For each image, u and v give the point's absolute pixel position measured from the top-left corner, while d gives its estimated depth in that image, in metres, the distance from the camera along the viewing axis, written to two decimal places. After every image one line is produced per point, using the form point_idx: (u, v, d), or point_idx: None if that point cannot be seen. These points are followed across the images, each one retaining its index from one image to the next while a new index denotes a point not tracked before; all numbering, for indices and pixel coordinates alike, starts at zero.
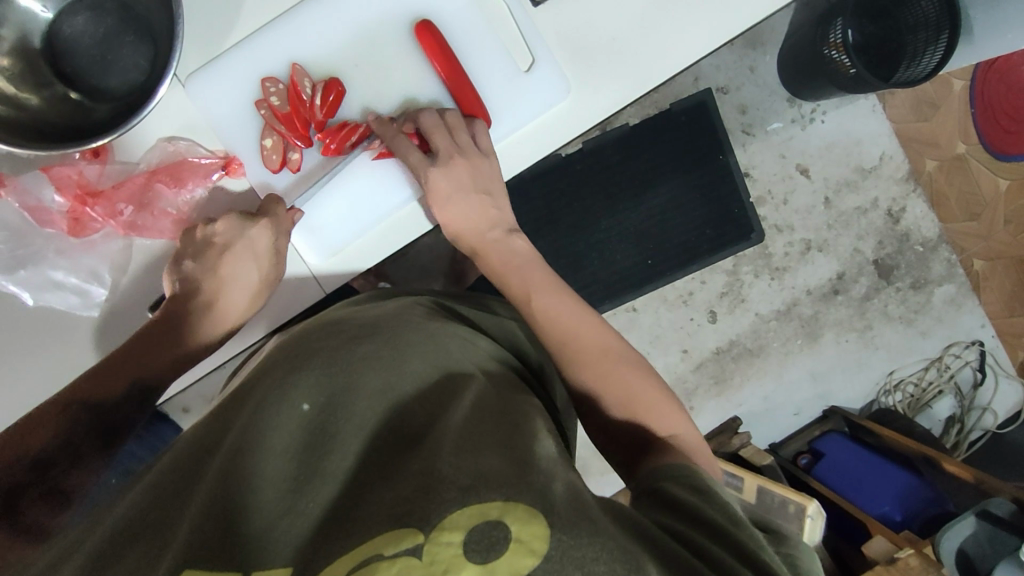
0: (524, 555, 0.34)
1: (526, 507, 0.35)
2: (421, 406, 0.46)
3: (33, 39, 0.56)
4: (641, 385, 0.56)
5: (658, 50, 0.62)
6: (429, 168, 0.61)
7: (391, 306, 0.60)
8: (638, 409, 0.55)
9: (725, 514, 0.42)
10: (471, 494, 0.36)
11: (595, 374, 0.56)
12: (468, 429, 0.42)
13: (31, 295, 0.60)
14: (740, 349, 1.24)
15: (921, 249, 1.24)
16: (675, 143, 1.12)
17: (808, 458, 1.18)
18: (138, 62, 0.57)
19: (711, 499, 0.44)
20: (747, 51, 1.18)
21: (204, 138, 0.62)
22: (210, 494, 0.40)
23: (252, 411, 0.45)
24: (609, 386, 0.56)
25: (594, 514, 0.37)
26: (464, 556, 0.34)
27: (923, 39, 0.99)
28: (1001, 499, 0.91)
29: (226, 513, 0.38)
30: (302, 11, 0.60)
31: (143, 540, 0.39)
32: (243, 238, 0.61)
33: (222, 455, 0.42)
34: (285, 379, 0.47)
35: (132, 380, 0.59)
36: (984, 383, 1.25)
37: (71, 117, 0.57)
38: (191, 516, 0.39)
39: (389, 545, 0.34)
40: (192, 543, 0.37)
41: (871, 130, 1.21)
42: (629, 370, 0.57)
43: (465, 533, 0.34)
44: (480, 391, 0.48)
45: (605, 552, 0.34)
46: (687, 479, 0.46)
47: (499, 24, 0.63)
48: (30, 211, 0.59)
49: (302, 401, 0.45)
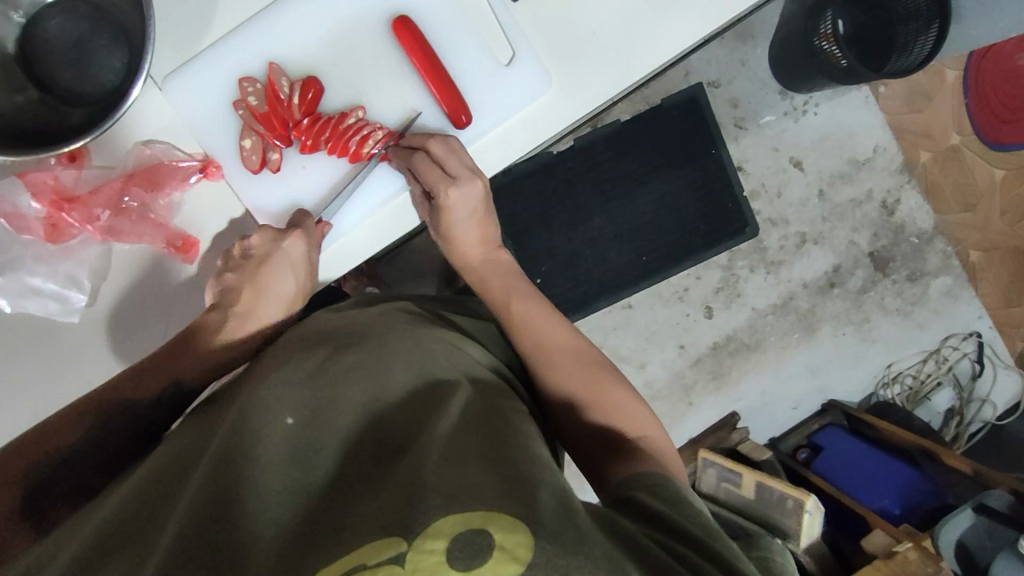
0: (507, 563, 0.33)
1: (509, 515, 0.35)
2: (407, 413, 0.45)
3: (7, 44, 0.55)
4: (618, 394, 0.56)
5: (638, 45, 0.61)
6: (451, 185, 0.58)
7: (374, 313, 0.59)
8: (612, 414, 0.54)
9: (700, 524, 0.42)
10: (455, 502, 0.35)
11: (571, 378, 0.56)
12: (453, 437, 0.41)
13: (10, 301, 0.59)
14: (737, 343, 1.23)
15: (916, 240, 1.23)
16: (667, 136, 1.12)
17: (808, 452, 1.18)
18: (113, 65, 0.56)
19: (684, 507, 0.43)
20: (738, 44, 1.17)
21: (182, 141, 0.61)
22: (191, 506, 0.38)
23: (232, 420, 0.44)
24: (585, 389, 0.56)
25: (581, 520, 0.36)
26: (447, 564, 0.33)
27: (913, 29, 0.98)
28: (1000, 491, 0.90)
29: (206, 523, 0.37)
30: (278, 8, 0.59)
31: (125, 549, 0.38)
32: (279, 251, 0.60)
33: (204, 464, 0.41)
34: (267, 387, 0.46)
35: (165, 390, 0.56)
36: (983, 375, 1.24)
37: (44, 120, 0.56)
38: (170, 526, 0.38)
39: (372, 555, 0.33)
40: (173, 556, 0.36)
41: (864, 122, 1.21)
42: (606, 377, 0.57)
43: (449, 541, 0.33)
44: (467, 396, 0.47)
45: (590, 560, 0.34)
46: (661, 488, 0.45)
47: (479, 17, 0.62)
48: (7, 218, 0.58)
49: (285, 412, 0.44)
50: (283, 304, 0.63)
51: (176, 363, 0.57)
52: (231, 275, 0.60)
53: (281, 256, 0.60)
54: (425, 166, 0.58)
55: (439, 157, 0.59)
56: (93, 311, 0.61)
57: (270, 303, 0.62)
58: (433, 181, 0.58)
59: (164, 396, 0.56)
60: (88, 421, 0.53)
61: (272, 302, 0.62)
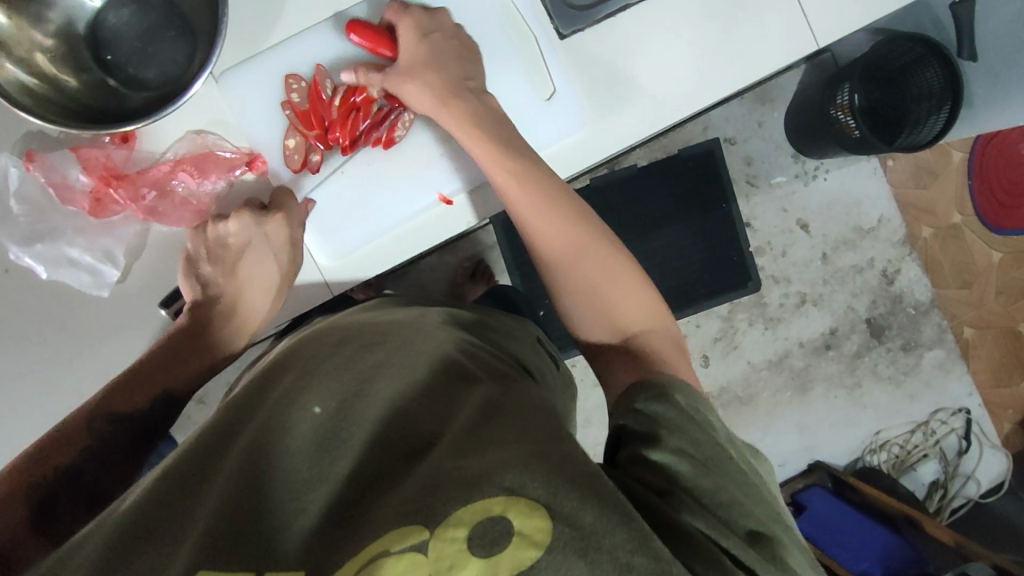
0: (526, 547, 0.35)
1: (528, 501, 0.36)
2: (430, 408, 0.47)
3: (78, 26, 0.58)
4: (623, 281, 0.59)
5: (670, 95, 0.65)
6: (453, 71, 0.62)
7: (411, 312, 0.62)
8: (615, 308, 0.58)
9: (697, 455, 0.44)
10: (474, 488, 0.37)
11: (581, 265, 0.59)
12: (476, 432, 0.43)
13: (46, 269, 0.61)
14: (730, 395, 1.25)
15: (913, 311, 1.26)
16: (681, 187, 1.15)
17: (790, 509, 1.17)
18: (177, 59, 0.59)
19: (697, 438, 0.45)
20: (757, 105, 1.22)
21: (232, 135, 0.63)
22: (227, 490, 0.41)
23: (264, 410, 0.47)
24: (593, 281, 0.59)
25: (602, 486, 0.38)
26: (467, 551, 0.35)
27: (926, 108, 1.04)
28: (980, 564, 0.93)
29: (239, 513, 0.39)
30: (343, 18, 0.62)
31: (158, 529, 0.40)
32: (259, 234, 0.62)
33: (235, 453, 0.43)
34: (296, 386, 0.48)
35: (156, 395, 0.61)
36: (969, 451, 1.25)
37: (105, 101, 0.58)
38: (204, 510, 0.40)
39: (395, 542, 0.36)
40: (209, 540, 0.38)
41: (870, 192, 1.24)
42: (610, 257, 0.59)
43: (469, 529, 0.36)
44: (488, 392, 0.48)
45: (607, 538, 0.36)
46: (660, 415, 0.47)
47: (526, 51, 0.64)
48: (55, 187, 0.60)
49: (314, 405, 0.46)
50: (267, 294, 0.65)
51: (162, 372, 0.61)
52: (206, 267, 0.64)
53: (261, 239, 0.62)
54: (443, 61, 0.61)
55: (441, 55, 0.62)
56: (124, 287, 0.63)
57: (252, 290, 0.65)
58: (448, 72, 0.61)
59: (155, 401, 0.61)
60: (91, 430, 0.57)
61: (257, 288, 0.65)
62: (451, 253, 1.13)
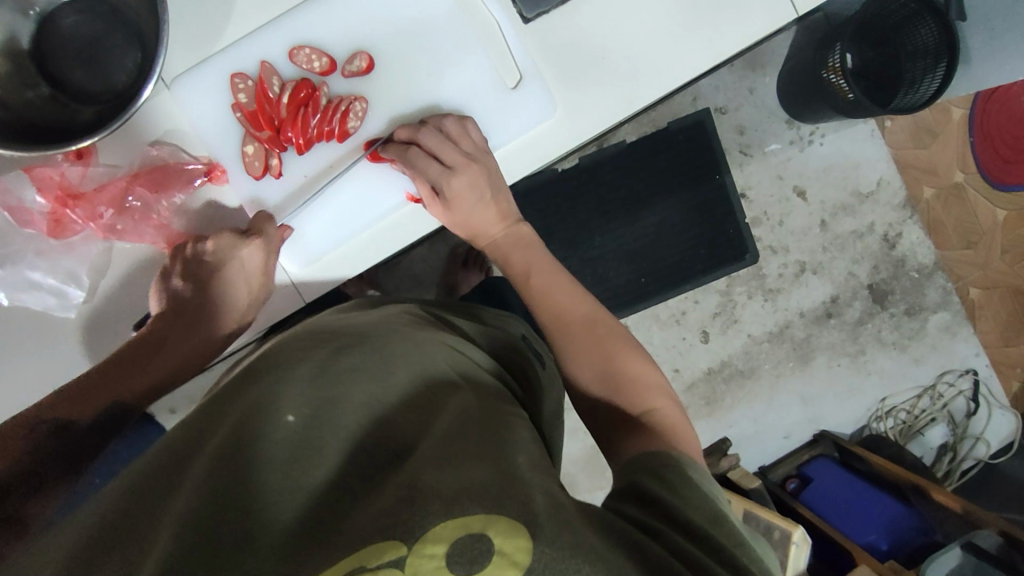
0: (506, 568, 0.33)
1: (511, 521, 0.34)
2: (404, 419, 0.44)
3: (21, 41, 0.56)
4: (633, 362, 0.57)
5: (645, 76, 0.62)
6: (449, 175, 0.61)
7: (378, 314, 0.60)
8: (624, 385, 0.56)
9: (704, 511, 0.42)
10: (456, 505, 0.34)
11: (588, 351, 0.58)
12: (451, 442, 0.40)
13: (7, 293, 0.60)
14: (731, 369, 1.23)
15: (916, 275, 1.23)
16: (671, 160, 1.12)
17: (796, 483, 1.17)
18: (125, 66, 0.57)
19: (685, 488, 0.43)
20: (747, 72, 1.18)
21: (189, 144, 0.62)
22: (195, 495, 0.38)
23: (232, 413, 0.43)
24: (599, 354, 0.58)
25: (572, 520, 0.37)
26: (447, 569, 0.32)
27: (921, 66, 0.99)
28: (988, 532, 0.90)
29: (209, 518, 0.36)
30: (292, 15, 0.61)
31: (123, 541, 0.37)
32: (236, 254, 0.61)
33: (204, 458, 0.40)
34: (269, 386, 0.45)
35: (103, 408, 0.59)
36: (977, 413, 1.23)
37: (55, 116, 0.57)
38: (171, 516, 0.37)
39: (371, 556, 0.32)
40: (179, 542, 0.35)
41: (867, 155, 1.21)
42: (621, 345, 0.58)
43: (448, 546, 0.33)
44: (464, 403, 0.46)
45: (590, 563, 0.34)
46: (668, 470, 0.45)
47: (487, 38, 0.61)
48: (11, 211, 0.60)
49: (286, 410, 0.43)
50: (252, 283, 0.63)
51: (109, 384, 0.59)
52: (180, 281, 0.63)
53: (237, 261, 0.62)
54: (423, 161, 0.60)
55: (432, 148, 0.60)
56: (93, 306, 0.62)
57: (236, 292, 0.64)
58: (433, 176, 0.60)
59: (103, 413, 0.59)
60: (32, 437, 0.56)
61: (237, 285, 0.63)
62: (440, 243, 1.11)
